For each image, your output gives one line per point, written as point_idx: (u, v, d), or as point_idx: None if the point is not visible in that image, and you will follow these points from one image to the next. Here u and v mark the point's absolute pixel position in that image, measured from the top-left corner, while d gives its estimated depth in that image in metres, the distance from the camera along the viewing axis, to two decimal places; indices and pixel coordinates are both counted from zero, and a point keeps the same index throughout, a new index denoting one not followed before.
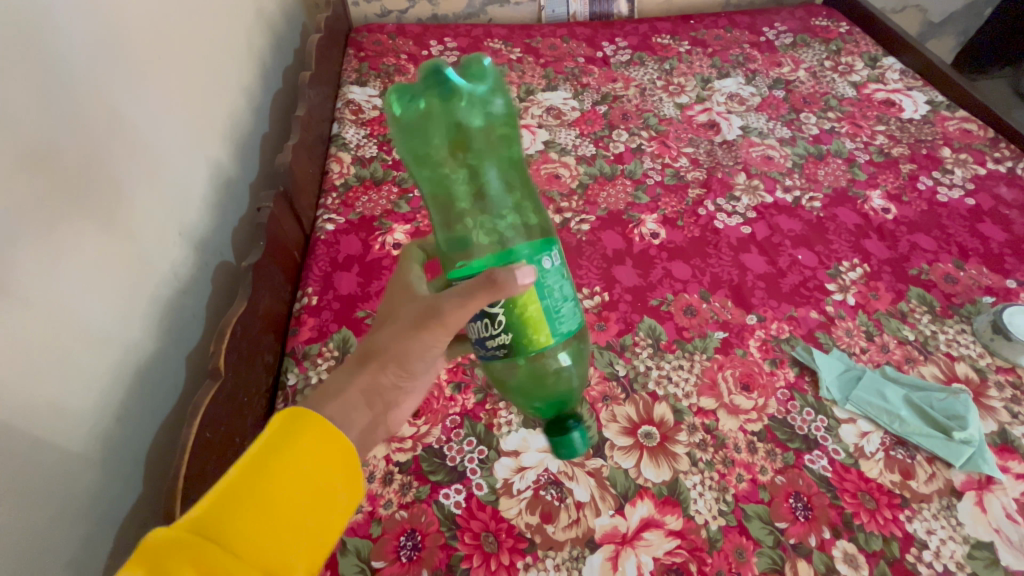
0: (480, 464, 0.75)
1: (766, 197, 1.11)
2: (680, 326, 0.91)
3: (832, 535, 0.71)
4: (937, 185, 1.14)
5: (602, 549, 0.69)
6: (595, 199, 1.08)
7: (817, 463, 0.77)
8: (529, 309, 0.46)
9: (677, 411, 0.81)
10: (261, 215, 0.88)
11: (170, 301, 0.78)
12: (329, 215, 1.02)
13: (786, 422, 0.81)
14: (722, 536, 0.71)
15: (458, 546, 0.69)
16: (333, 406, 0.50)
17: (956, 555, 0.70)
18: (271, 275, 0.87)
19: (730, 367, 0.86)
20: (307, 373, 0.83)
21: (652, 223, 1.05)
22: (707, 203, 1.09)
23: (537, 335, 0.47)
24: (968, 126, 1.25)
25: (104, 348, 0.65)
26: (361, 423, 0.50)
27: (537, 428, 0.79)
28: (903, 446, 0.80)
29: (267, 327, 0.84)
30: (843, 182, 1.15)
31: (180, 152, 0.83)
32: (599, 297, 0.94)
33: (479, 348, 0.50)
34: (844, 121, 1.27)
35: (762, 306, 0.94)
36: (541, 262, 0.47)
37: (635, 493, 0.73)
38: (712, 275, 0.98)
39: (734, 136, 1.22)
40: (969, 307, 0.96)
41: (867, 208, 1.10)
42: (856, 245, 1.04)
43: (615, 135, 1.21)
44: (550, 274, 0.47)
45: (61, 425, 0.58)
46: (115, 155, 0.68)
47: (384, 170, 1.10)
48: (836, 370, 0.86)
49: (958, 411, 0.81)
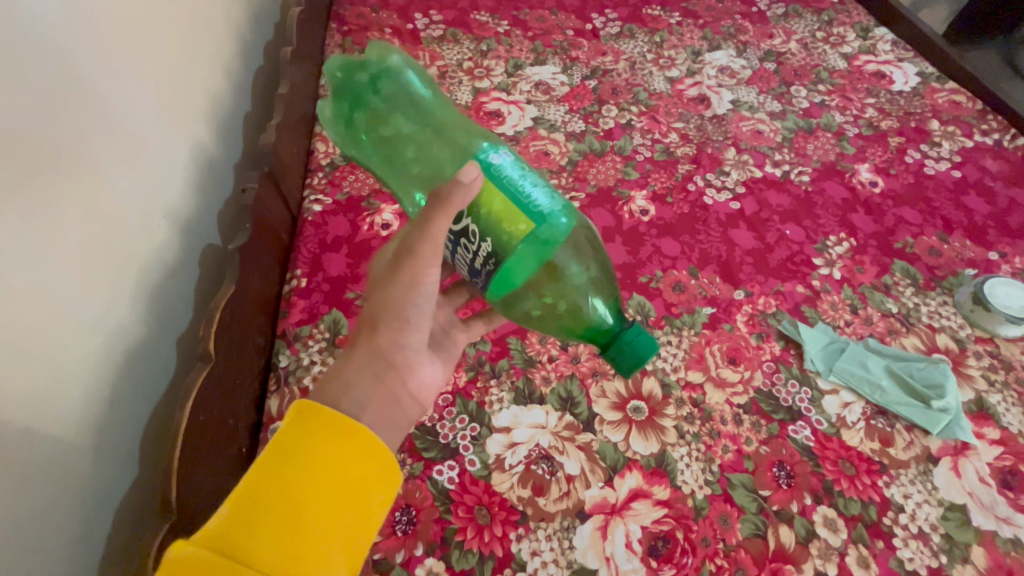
0: (472, 440, 0.76)
1: (755, 172, 1.11)
2: (669, 302, 0.92)
3: (813, 501, 0.74)
4: (924, 158, 1.15)
5: (592, 519, 0.71)
6: (584, 176, 1.08)
7: (800, 433, 0.79)
8: (491, 209, 0.49)
9: (665, 385, 0.83)
10: (245, 196, 0.86)
11: (156, 285, 0.77)
12: (317, 195, 1.02)
13: (771, 394, 0.83)
14: (707, 505, 0.73)
15: (452, 519, 0.71)
16: (342, 382, 0.52)
17: (930, 517, 0.73)
18: (259, 257, 0.86)
19: (718, 342, 0.87)
20: (299, 355, 0.83)
21: (641, 200, 1.05)
22: (697, 178, 1.09)
23: (517, 226, 0.49)
24: (957, 98, 1.25)
25: (89, 331, 0.64)
26: (370, 396, 0.52)
27: (528, 405, 0.80)
28: (884, 415, 0.82)
29: (257, 308, 0.83)
30: (832, 155, 1.15)
31: (161, 135, 0.81)
32: None
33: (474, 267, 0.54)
34: (834, 95, 1.26)
35: (750, 282, 0.95)
36: (490, 163, 0.51)
37: (624, 465, 0.75)
38: (701, 251, 0.98)
39: (724, 111, 1.21)
40: (951, 279, 0.98)
41: (855, 181, 1.11)
42: (843, 219, 1.05)
43: (604, 110, 1.19)
44: (505, 171, 0.51)
45: (51, 410, 0.58)
46: (95, 140, 0.67)
47: None
48: (820, 343, 0.88)
49: (936, 380, 0.84)
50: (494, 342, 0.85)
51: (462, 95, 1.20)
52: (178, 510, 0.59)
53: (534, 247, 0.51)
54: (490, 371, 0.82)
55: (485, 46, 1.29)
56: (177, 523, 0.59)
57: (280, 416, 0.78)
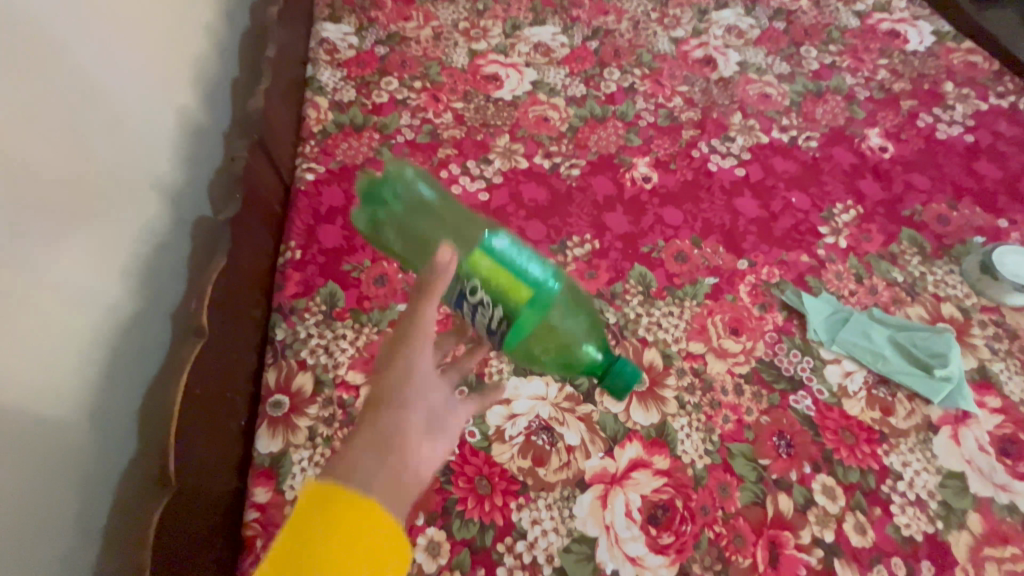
0: (472, 412, 0.76)
1: (761, 137, 1.07)
2: (671, 272, 0.90)
3: (813, 469, 0.74)
4: (936, 123, 1.11)
5: (592, 489, 0.72)
6: (585, 143, 1.04)
7: (801, 403, 0.79)
8: (480, 270, 0.51)
9: (667, 355, 0.82)
10: (235, 165, 0.83)
11: (148, 258, 0.75)
12: (309, 164, 0.99)
13: (773, 364, 0.82)
14: (707, 474, 0.73)
15: (452, 490, 0.71)
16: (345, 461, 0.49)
17: (928, 485, 0.74)
18: (252, 229, 0.83)
19: (720, 312, 0.86)
20: (296, 329, 0.82)
21: (644, 167, 1.02)
22: (701, 144, 1.05)
23: (520, 293, 0.50)
24: (973, 58, 1.20)
25: (79, 307, 0.62)
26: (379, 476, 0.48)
27: (529, 376, 0.79)
28: (885, 385, 0.81)
29: (252, 280, 0.81)
30: (841, 120, 1.11)
31: (146, 105, 0.77)
32: (590, 245, 0.92)
33: (491, 338, 0.53)
34: (846, 55, 1.21)
35: (754, 251, 0.93)
36: (490, 245, 0.52)
37: (624, 435, 0.75)
38: (704, 220, 0.96)
39: (730, 73, 1.16)
40: (959, 247, 0.96)
41: (864, 146, 1.07)
42: (850, 186, 1.02)
43: (606, 73, 1.14)
44: (506, 253, 0.52)
45: (45, 387, 0.57)
46: (77, 112, 0.63)
47: (364, 115, 1.05)
48: (824, 313, 0.86)
49: (940, 349, 0.83)
50: None
51: (458, 57, 1.14)
52: (177, 483, 0.57)
53: (534, 308, 0.52)
54: None
55: (481, 5, 1.23)
56: (176, 497, 0.57)
57: (278, 389, 0.77)
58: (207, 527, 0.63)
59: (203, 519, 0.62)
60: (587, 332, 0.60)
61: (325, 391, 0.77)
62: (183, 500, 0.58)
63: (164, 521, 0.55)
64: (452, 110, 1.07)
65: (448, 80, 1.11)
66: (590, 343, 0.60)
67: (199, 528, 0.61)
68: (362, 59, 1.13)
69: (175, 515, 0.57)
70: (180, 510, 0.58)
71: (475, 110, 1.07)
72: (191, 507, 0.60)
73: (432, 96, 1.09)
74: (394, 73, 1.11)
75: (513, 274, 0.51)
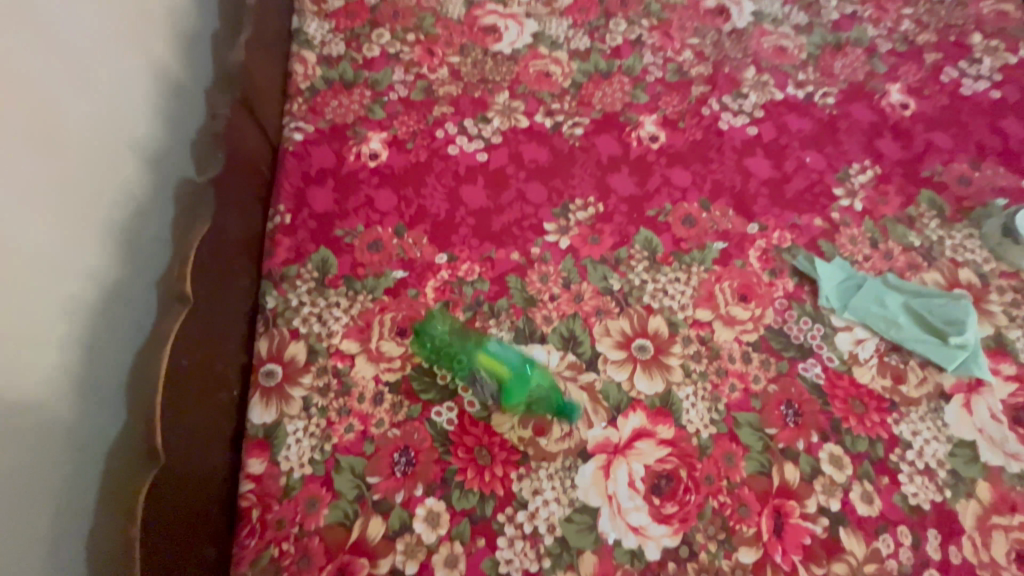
0: (471, 381, 0.74)
1: (776, 93, 1.01)
2: (678, 237, 0.86)
3: (820, 439, 0.72)
4: (962, 77, 1.05)
5: (594, 459, 0.70)
6: (589, 100, 0.98)
7: (810, 371, 0.77)
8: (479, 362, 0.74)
9: (672, 323, 0.79)
10: (216, 122, 0.76)
11: (129, 225, 0.68)
12: (297, 123, 0.93)
13: (782, 331, 0.79)
14: (712, 443, 0.72)
15: (452, 460, 0.69)
16: None
17: (937, 453, 0.72)
18: (237, 191, 0.78)
19: (729, 278, 0.83)
20: (288, 297, 0.79)
21: (651, 126, 0.96)
22: (711, 101, 0.99)
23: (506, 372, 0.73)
24: (1004, 7, 1.12)
25: (49, 274, 0.57)
26: None
27: (529, 345, 0.77)
28: (897, 353, 0.79)
29: (240, 246, 0.77)
30: (861, 75, 1.04)
31: (111, 50, 0.69)
32: (593, 209, 0.88)
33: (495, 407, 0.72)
34: (868, 4, 1.13)
35: (765, 215, 0.89)
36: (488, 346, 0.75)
37: (628, 405, 0.73)
38: (713, 182, 0.91)
39: (744, 24, 1.09)
40: (980, 210, 0.92)
41: (884, 103, 1.01)
42: (868, 146, 0.97)
43: (612, 24, 1.07)
44: (498, 350, 0.75)
45: (16, 362, 0.52)
46: (28, 53, 0.56)
47: (354, 71, 0.99)
48: (836, 279, 0.83)
49: (956, 316, 0.80)
50: (492, 282, 0.81)
51: (453, 7, 1.06)
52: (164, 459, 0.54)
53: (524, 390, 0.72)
54: (489, 311, 0.79)
55: None
56: (164, 472, 0.54)
57: (270, 358, 0.74)
58: (196, 504, 0.60)
59: (189, 498, 0.58)
60: (567, 395, 0.73)
61: (319, 361, 0.75)
62: (169, 477, 0.55)
63: (152, 498, 0.52)
64: (448, 65, 1.00)
65: (443, 32, 1.04)
66: (570, 401, 0.73)
67: (184, 508, 0.58)
68: (350, 9, 1.05)
69: (162, 493, 0.54)
70: (167, 487, 0.55)
71: (473, 65, 1.00)
72: (177, 485, 0.57)
73: (427, 50, 1.02)
74: (385, 24, 1.04)
75: (497, 361, 0.74)
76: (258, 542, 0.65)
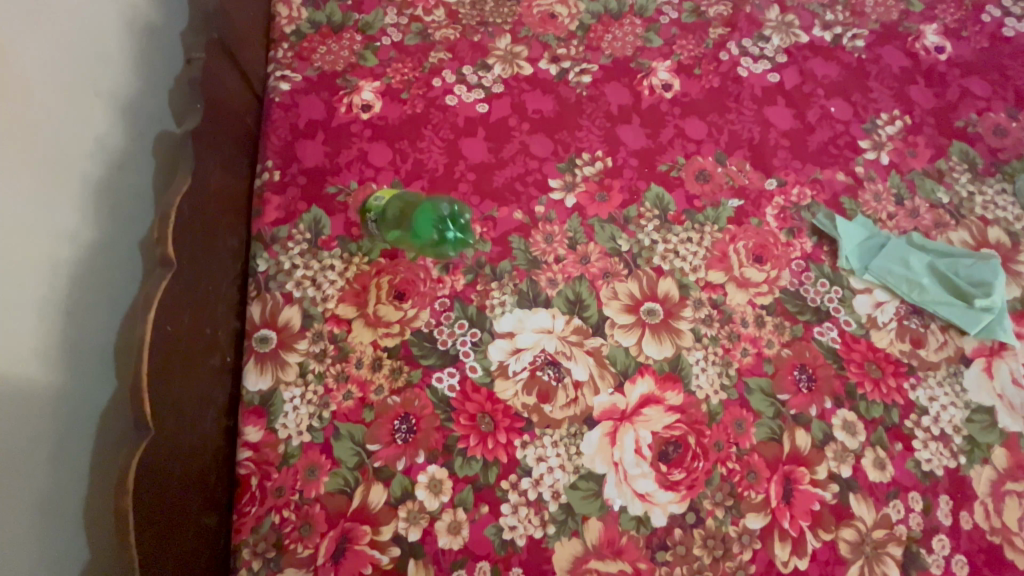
0: (472, 347, 0.71)
1: (801, 36, 0.93)
2: (691, 194, 0.81)
3: (834, 405, 0.70)
4: (1004, 17, 0.96)
5: (600, 425, 0.68)
6: (598, 43, 0.90)
7: (826, 335, 0.74)
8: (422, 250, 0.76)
9: (683, 286, 0.75)
10: (192, 68, 0.68)
11: (104, 179, 0.61)
12: (283, 71, 0.86)
13: (798, 294, 0.76)
14: (722, 410, 0.70)
15: (454, 427, 0.68)
16: None
17: (954, 419, 0.70)
18: (220, 146, 0.72)
19: (743, 238, 0.78)
20: (280, 259, 0.75)
21: (664, 73, 0.89)
22: (731, 45, 0.91)
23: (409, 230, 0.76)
24: None
25: (19, 235, 0.51)
26: None
27: (533, 309, 0.74)
28: (918, 316, 0.76)
29: (225, 203, 0.72)
30: (895, 14, 0.95)
31: None
32: (601, 163, 0.82)
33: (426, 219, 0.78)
34: None
35: (785, 169, 0.83)
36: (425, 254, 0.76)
37: (636, 370, 0.71)
38: (730, 133, 0.85)
39: None
40: (1014, 164, 0.86)
41: (918, 46, 0.93)
42: (899, 94, 0.89)
43: None
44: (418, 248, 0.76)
45: None
46: None
47: (342, 13, 0.90)
48: (857, 239, 0.79)
49: (983, 277, 0.76)
50: (494, 243, 0.77)
51: None
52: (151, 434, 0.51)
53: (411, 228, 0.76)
54: (490, 274, 0.75)
55: None
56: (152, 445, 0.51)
57: (263, 324, 0.72)
58: (189, 471, 0.58)
59: (173, 480, 0.54)
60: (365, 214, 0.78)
61: (314, 326, 0.72)
62: (156, 452, 0.52)
63: (140, 473, 0.49)
64: (444, 5, 0.92)
65: None
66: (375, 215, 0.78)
67: (169, 489, 0.54)
68: None
69: (148, 468, 0.50)
70: (153, 466, 0.51)
71: (471, 5, 0.92)
72: (161, 465, 0.53)
73: None
74: None
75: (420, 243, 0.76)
76: (258, 510, 0.64)
